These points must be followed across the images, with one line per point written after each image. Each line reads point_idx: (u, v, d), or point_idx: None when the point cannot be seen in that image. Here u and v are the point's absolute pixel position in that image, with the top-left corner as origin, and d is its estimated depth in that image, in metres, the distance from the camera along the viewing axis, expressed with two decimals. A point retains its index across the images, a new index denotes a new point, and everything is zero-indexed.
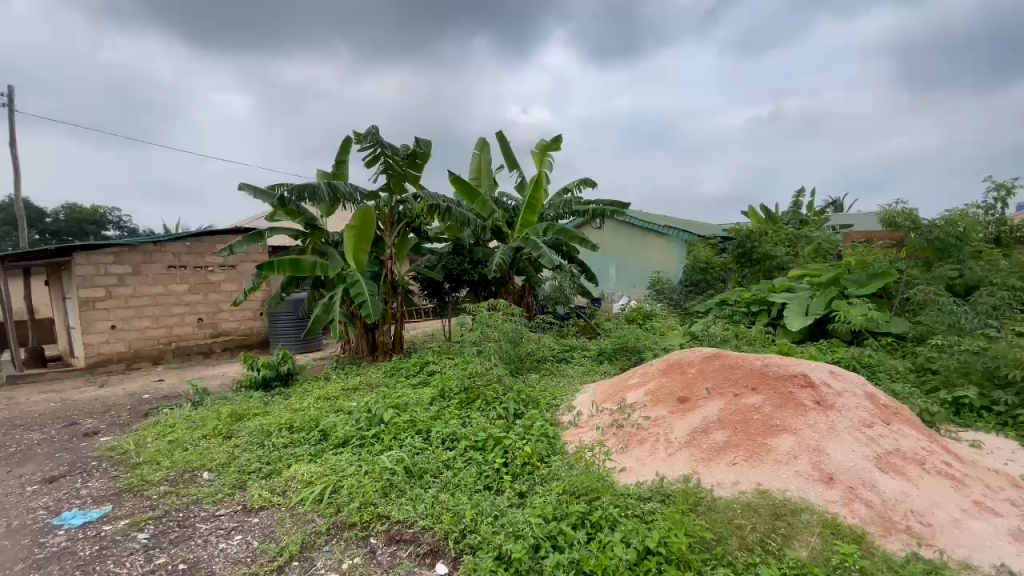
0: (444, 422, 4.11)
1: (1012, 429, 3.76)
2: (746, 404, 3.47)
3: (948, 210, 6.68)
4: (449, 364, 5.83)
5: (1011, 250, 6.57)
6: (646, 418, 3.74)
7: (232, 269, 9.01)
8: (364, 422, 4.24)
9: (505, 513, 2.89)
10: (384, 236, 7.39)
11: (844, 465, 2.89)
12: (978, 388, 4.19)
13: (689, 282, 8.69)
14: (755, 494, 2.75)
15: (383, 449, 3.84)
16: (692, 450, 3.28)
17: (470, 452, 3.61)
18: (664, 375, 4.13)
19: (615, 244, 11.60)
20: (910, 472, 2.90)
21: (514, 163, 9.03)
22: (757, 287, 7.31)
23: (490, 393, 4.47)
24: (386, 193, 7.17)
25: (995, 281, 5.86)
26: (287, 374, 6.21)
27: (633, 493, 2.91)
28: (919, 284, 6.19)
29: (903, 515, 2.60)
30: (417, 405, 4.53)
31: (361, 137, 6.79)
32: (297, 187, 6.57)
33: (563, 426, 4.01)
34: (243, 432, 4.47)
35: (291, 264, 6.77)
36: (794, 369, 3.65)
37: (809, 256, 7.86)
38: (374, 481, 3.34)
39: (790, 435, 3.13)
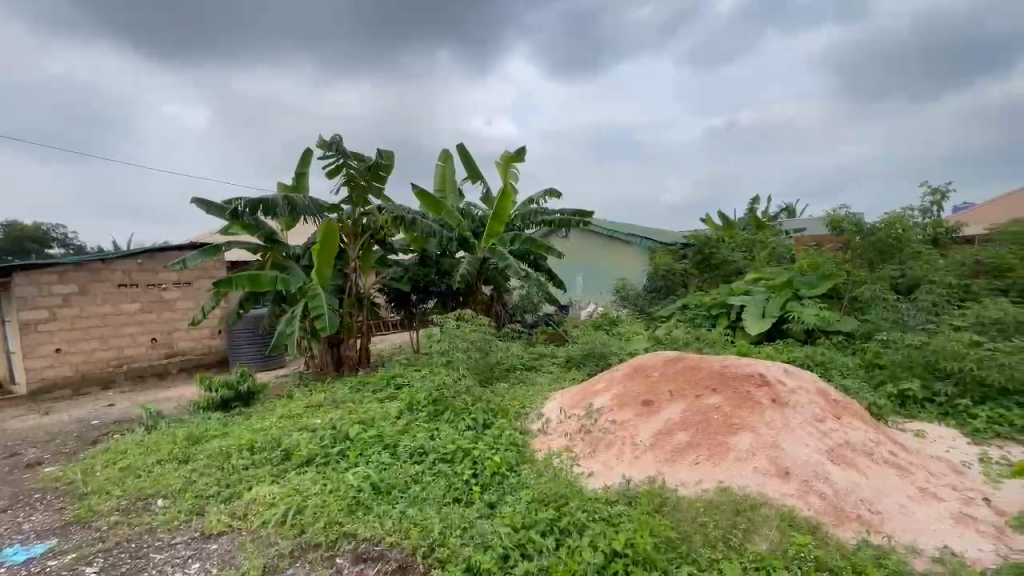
0: (412, 436, 4.06)
1: (952, 419, 3.99)
2: (706, 404, 3.58)
3: (887, 214, 7.11)
4: (417, 377, 5.77)
5: (948, 250, 7.00)
6: (612, 422, 3.80)
7: (188, 286, 8.69)
8: (328, 440, 4.15)
9: (474, 525, 2.88)
10: (347, 248, 7.30)
11: (799, 458, 3.02)
12: (920, 381, 4.41)
13: (651, 288, 8.98)
14: (716, 492, 2.84)
15: (350, 466, 3.77)
16: (656, 452, 3.36)
17: (439, 465, 3.59)
18: (629, 379, 4.21)
19: (582, 251, 11.75)
20: (859, 463, 3.05)
21: (478, 174, 9.08)
22: (716, 291, 7.55)
23: (458, 404, 4.45)
24: (349, 204, 7.12)
25: (933, 279, 6.25)
26: (247, 393, 6.03)
27: (600, 496, 2.96)
28: (865, 283, 6.53)
29: (854, 504, 2.72)
30: (384, 420, 4.47)
31: (324, 146, 6.70)
32: (252, 201, 6.44)
33: (533, 434, 4.03)
34: (201, 455, 4.30)
35: (250, 279, 6.59)
36: (751, 369, 3.78)
37: (766, 261, 8.08)
38: (340, 499, 3.28)
39: (748, 432, 3.25)
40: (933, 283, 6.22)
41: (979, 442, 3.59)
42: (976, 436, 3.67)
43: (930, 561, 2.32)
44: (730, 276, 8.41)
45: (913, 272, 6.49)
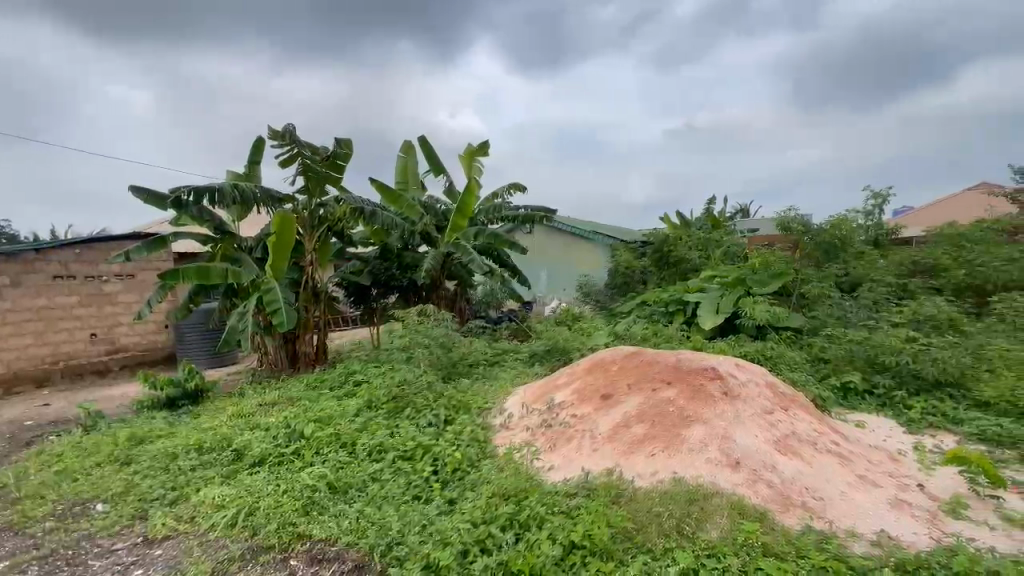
0: (370, 434, 3.98)
1: (889, 410, 4.24)
2: (662, 397, 3.68)
3: (832, 216, 7.45)
4: (377, 373, 5.67)
5: (888, 251, 7.41)
6: (572, 416, 3.85)
7: (132, 279, 8.22)
8: (282, 439, 4.02)
9: (433, 522, 2.85)
10: (303, 240, 7.09)
11: (748, 449, 3.14)
12: (861, 373, 4.65)
13: (613, 286, 9.24)
14: (671, 482, 2.92)
15: (306, 465, 3.67)
16: (614, 444, 3.42)
17: (399, 462, 3.54)
18: (589, 374, 4.27)
19: (546, 248, 11.83)
20: (804, 453, 3.20)
21: (441, 167, 8.98)
22: (674, 288, 7.75)
23: (419, 401, 4.40)
24: (305, 195, 6.90)
25: (874, 278, 6.60)
26: (195, 392, 5.78)
27: (559, 490, 2.99)
28: (812, 281, 6.84)
29: (799, 492, 2.86)
30: (341, 418, 4.37)
31: (276, 134, 6.47)
32: (199, 189, 6.16)
33: (494, 429, 4.03)
34: (145, 456, 4.08)
35: (198, 272, 6.31)
36: (704, 363, 3.89)
37: (721, 260, 8.34)
38: (293, 499, 3.18)
39: (701, 424, 3.35)
40: (873, 282, 6.59)
41: (913, 432, 3.82)
42: (911, 426, 3.91)
43: (867, 544, 2.46)
44: (686, 275, 8.58)
45: (855, 272, 6.84)
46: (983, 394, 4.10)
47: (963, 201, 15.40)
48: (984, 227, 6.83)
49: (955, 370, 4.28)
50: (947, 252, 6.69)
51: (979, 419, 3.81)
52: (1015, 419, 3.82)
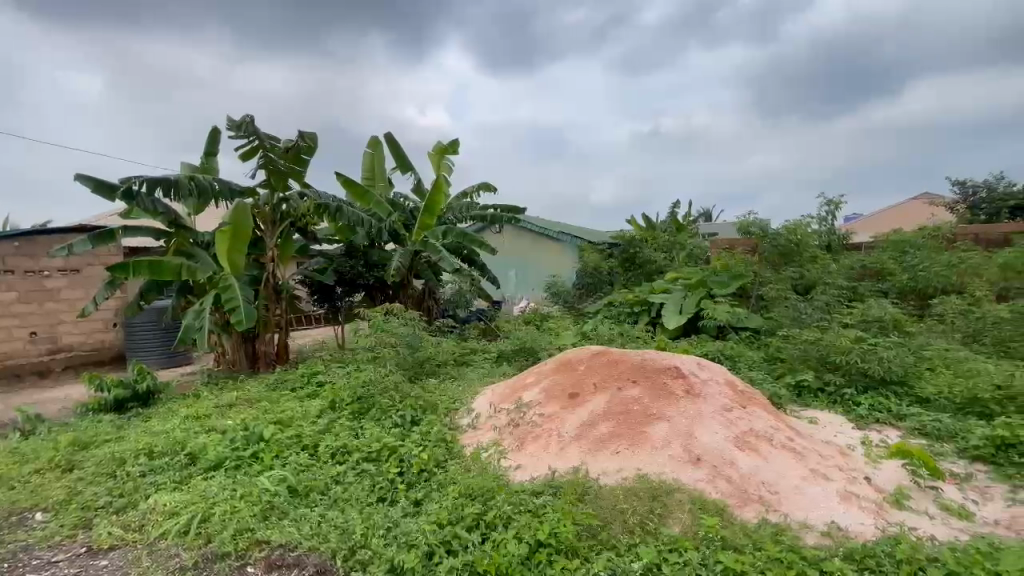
0: (333, 436, 3.89)
1: (839, 406, 4.44)
2: (628, 396, 3.74)
3: (789, 221, 7.72)
4: (341, 374, 5.55)
5: (840, 255, 7.74)
6: (539, 415, 3.87)
7: (76, 274, 7.75)
8: (240, 442, 3.88)
9: (398, 524, 2.81)
10: (264, 236, 6.88)
11: (709, 445, 3.23)
12: (814, 371, 4.85)
13: (582, 285, 9.35)
14: (635, 479, 2.98)
15: (265, 469, 3.55)
16: (581, 443, 3.46)
17: (363, 464, 3.47)
18: (556, 373, 4.29)
19: (515, 248, 11.86)
20: (762, 448, 3.31)
21: (409, 164, 8.86)
22: (640, 289, 7.89)
23: (385, 401, 4.33)
24: (266, 189, 6.70)
25: (826, 281, 6.89)
26: (147, 393, 5.52)
27: (526, 488, 2.99)
28: (769, 283, 7.08)
29: (756, 487, 2.96)
30: (303, 420, 4.25)
31: (235, 126, 6.25)
32: (153, 180, 5.92)
33: (461, 430, 4.01)
34: (90, 461, 3.86)
35: (150, 267, 6.04)
36: (668, 362, 3.98)
37: (684, 262, 8.53)
38: (251, 504, 3.07)
39: (664, 422, 3.43)
40: (827, 284, 6.89)
41: (862, 427, 4.02)
42: (859, 421, 4.12)
43: (818, 535, 2.57)
44: (651, 275, 8.79)
45: (809, 275, 7.11)
46: (925, 391, 4.36)
47: (909, 210, 16.30)
48: (926, 233, 7.24)
49: (899, 369, 4.52)
50: (893, 257, 7.05)
51: (921, 415, 4.04)
52: (952, 414, 4.08)
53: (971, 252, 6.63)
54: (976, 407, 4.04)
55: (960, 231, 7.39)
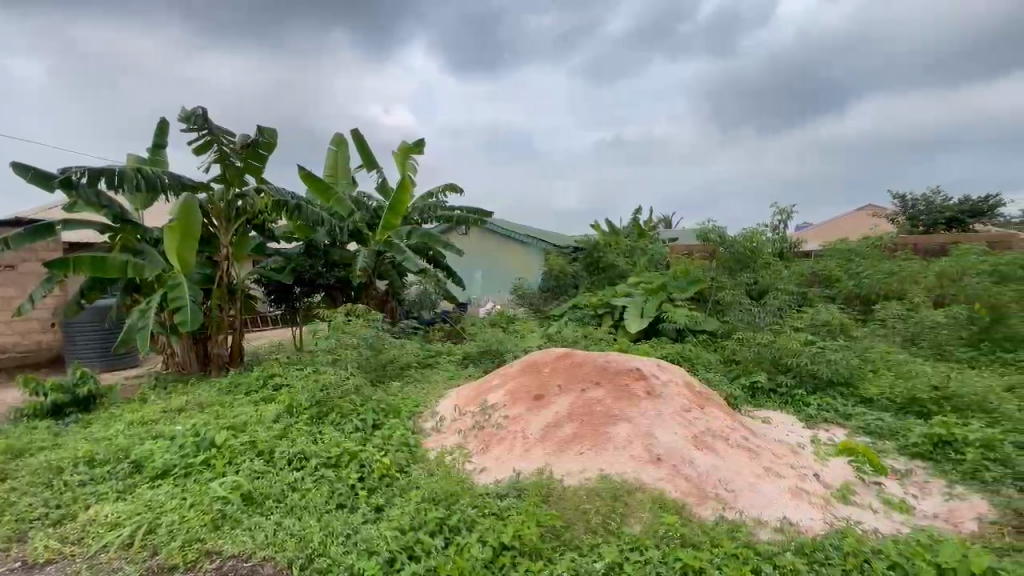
0: (290, 441, 3.76)
1: (790, 407, 4.63)
2: (591, 397, 3.78)
3: (745, 229, 7.98)
4: (299, 377, 5.38)
5: (792, 262, 8.08)
6: (504, 417, 3.86)
7: (9, 270, 7.22)
8: (189, 448, 3.70)
9: (358, 531, 2.74)
10: (218, 233, 6.61)
11: (669, 445, 3.30)
12: (767, 373, 5.05)
13: (547, 287, 9.43)
14: (598, 480, 3.01)
15: (217, 476, 3.40)
16: (545, 444, 3.47)
17: (322, 470, 3.37)
18: (522, 375, 4.30)
19: (481, 249, 11.83)
20: (718, 447, 3.41)
21: (373, 163, 8.71)
22: (603, 292, 8.03)
23: (345, 405, 4.22)
24: (221, 184, 6.44)
25: (779, 287, 7.19)
26: (87, 398, 5.19)
27: (490, 491, 2.98)
28: (725, 288, 7.30)
29: (713, 485, 3.05)
30: (258, 425, 4.09)
31: (186, 118, 5.98)
32: (94, 170, 5.58)
33: (424, 433, 3.95)
34: (22, 470, 3.60)
35: (92, 263, 5.70)
36: (630, 364, 4.05)
37: (646, 266, 8.69)
38: (201, 514, 2.92)
39: (626, 423, 3.49)
40: (779, 290, 7.19)
41: (811, 426, 4.21)
42: (809, 421, 4.31)
43: (771, 531, 2.67)
44: (614, 280, 8.93)
45: (763, 280, 7.39)
46: (868, 392, 4.58)
47: (855, 219, 17.23)
48: (870, 243, 7.66)
49: (845, 371, 4.76)
50: (839, 265, 7.43)
51: (865, 414, 4.26)
52: (893, 413, 4.30)
53: (910, 261, 7.06)
54: (914, 406, 4.29)
55: (900, 241, 7.86)
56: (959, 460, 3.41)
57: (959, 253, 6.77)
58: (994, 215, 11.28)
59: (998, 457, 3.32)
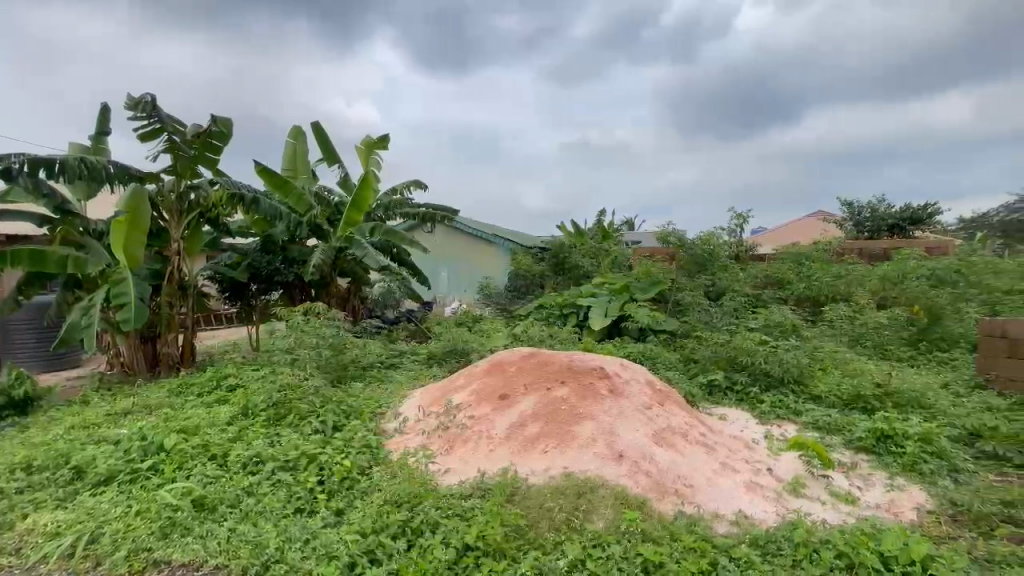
0: (246, 444, 3.63)
1: (745, 403, 4.80)
2: (555, 396, 3.80)
3: (704, 232, 8.20)
4: (255, 377, 5.18)
5: (747, 264, 8.35)
6: (469, 417, 3.84)
7: None
8: (136, 453, 3.51)
9: (318, 535, 2.66)
10: (168, 227, 6.30)
11: (631, 442, 3.36)
12: (723, 371, 5.21)
13: (512, 287, 9.47)
14: (562, 477, 3.03)
15: (165, 482, 3.23)
16: (510, 443, 3.47)
17: (279, 473, 3.26)
18: (487, 375, 4.28)
19: (447, 248, 11.74)
20: (678, 444, 3.50)
21: (335, 157, 8.50)
22: (568, 292, 8.11)
23: (304, 407, 4.10)
24: (171, 176, 6.14)
25: (735, 288, 7.44)
26: (24, 400, 4.86)
27: (454, 492, 2.95)
28: (684, 289, 7.50)
29: (673, 481, 3.12)
30: (211, 428, 3.92)
31: (133, 104, 5.66)
32: (30, 157, 5.22)
33: (387, 434, 3.88)
34: None
35: (30, 257, 5.33)
36: (594, 363, 4.10)
37: (610, 267, 8.81)
38: (148, 522, 2.77)
39: (590, 421, 3.52)
40: (735, 292, 7.45)
41: (764, 423, 4.37)
42: (762, 417, 4.48)
43: (728, 524, 2.75)
44: (579, 280, 9.06)
45: (721, 282, 7.62)
46: (817, 389, 4.78)
47: (806, 225, 18.04)
48: (820, 247, 8.04)
49: (796, 369, 4.97)
50: (792, 268, 7.75)
51: (814, 410, 4.46)
52: (840, 409, 4.52)
53: (855, 265, 7.44)
54: (859, 403, 4.51)
55: (846, 246, 8.27)
56: (900, 452, 3.62)
57: (901, 257, 7.20)
58: (932, 223, 12.05)
59: (935, 450, 3.55)
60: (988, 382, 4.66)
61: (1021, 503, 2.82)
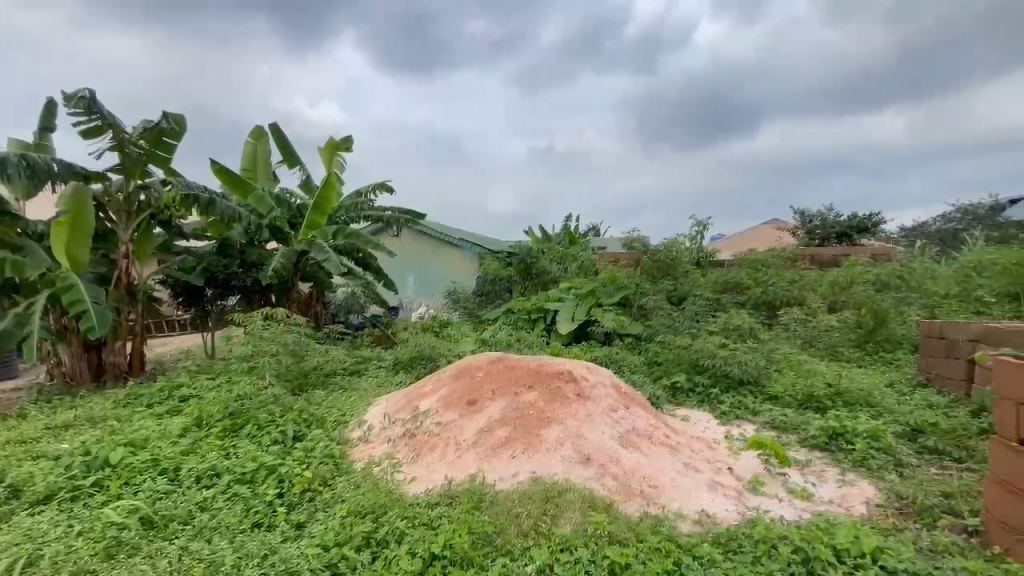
0: (200, 456, 3.47)
1: (706, 404, 4.93)
2: (523, 400, 3.80)
3: (667, 239, 8.43)
4: (211, 386, 4.96)
5: (708, 270, 8.60)
6: (437, 423, 3.79)
7: None
8: (78, 469, 3.30)
9: (277, 550, 2.56)
10: (116, 228, 5.98)
11: (597, 445, 3.40)
12: (686, 373, 5.35)
13: (480, 292, 9.44)
14: (530, 482, 3.03)
15: (111, 499, 3.04)
16: (478, 449, 3.45)
17: (235, 487, 3.12)
18: (455, 380, 4.25)
19: (414, 252, 11.61)
20: (643, 445, 3.56)
21: (297, 159, 8.27)
22: (536, 297, 8.14)
23: (263, 416, 3.96)
24: (120, 175, 5.84)
25: (697, 292, 7.65)
26: None
27: (420, 501, 2.90)
28: (649, 294, 7.66)
29: (639, 482, 3.17)
30: (162, 440, 3.73)
31: (70, 100, 5.36)
32: None
33: (351, 443, 3.79)
34: None
35: None
36: (562, 367, 4.13)
37: (577, 272, 8.89)
38: (91, 542, 2.60)
39: (558, 424, 3.54)
40: (697, 295, 7.66)
41: (725, 423, 4.50)
42: (723, 418, 4.61)
43: (691, 523, 2.81)
44: (546, 285, 9.13)
45: (683, 287, 7.83)
46: (774, 389, 4.94)
47: (762, 232, 18.80)
48: (776, 254, 8.37)
49: (754, 371, 5.13)
50: (749, 274, 8.04)
51: (771, 409, 4.62)
52: (796, 409, 4.69)
53: (808, 272, 7.79)
54: (812, 402, 4.70)
55: (800, 252, 8.65)
56: (851, 449, 3.80)
57: (850, 263, 7.58)
58: (876, 231, 12.77)
59: (882, 446, 3.75)
60: (930, 381, 4.96)
61: (960, 495, 3.00)
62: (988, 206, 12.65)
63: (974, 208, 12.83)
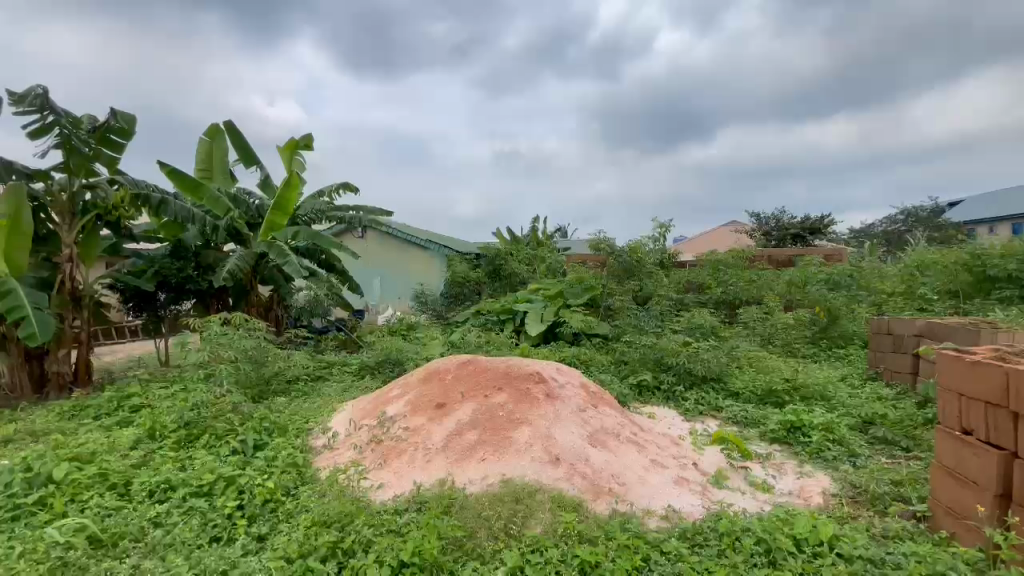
0: (154, 469, 3.30)
1: (671, 401, 5.04)
2: (492, 403, 3.79)
3: (632, 241, 8.51)
4: (164, 396, 4.73)
5: (672, 270, 8.77)
6: (405, 429, 3.73)
7: None
8: (18, 487, 3.09)
9: (238, 564, 2.45)
10: (58, 230, 5.62)
11: (566, 445, 3.41)
12: (652, 372, 5.44)
13: (448, 294, 9.35)
14: (500, 485, 3.01)
15: (55, 518, 2.85)
16: (447, 453, 3.41)
17: (192, 500, 2.99)
18: (423, 385, 4.19)
19: (380, 255, 11.43)
20: (611, 444, 3.60)
21: (256, 158, 8.01)
22: (505, 299, 8.13)
23: (222, 425, 3.80)
24: (63, 173, 5.51)
25: (661, 293, 7.81)
26: None
27: (388, 508, 2.84)
28: (616, 294, 7.75)
29: (607, 480, 3.20)
30: (111, 453, 3.53)
31: (15, 97, 5.05)
32: None
33: (315, 451, 3.68)
34: None
35: None
36: (531, 368, 4.14)
37: (545, 273, 8.97)
38: (33, 563, 2.43)
39: (527, 426, 3.54)
40: (661, 295, 7.82)
41: (690, 419, 4.60)
42: (687, 414, 4.71)
43: (659, 519, 2.86)
44: (515, 286, 9.13)
45: (648, 287, 7.98)
46: (735, 386, 5.09)
47: (722, 235, 19.47)
48: (736, 254, 8.63)
49: (717, 367, 5.28)
50: (711, 274, 8.26)
51: (733, 406, 4.75)
52: (756, 404, 4.85)
53: (767, 272, 8.08)
54: (772, 397, 4.86)
55: (759, 253, 8.96)
56: (808, 441, 3.95)
57: (804, 265, 7.90)
58: (828, 233, 13.42)
59: (837, 438, 3.92)
60: (879, 375, 5.22)
61: (908, 483, 3.16)
62: (928, 209, 13.51)
63: (916, 211, 13.68)
